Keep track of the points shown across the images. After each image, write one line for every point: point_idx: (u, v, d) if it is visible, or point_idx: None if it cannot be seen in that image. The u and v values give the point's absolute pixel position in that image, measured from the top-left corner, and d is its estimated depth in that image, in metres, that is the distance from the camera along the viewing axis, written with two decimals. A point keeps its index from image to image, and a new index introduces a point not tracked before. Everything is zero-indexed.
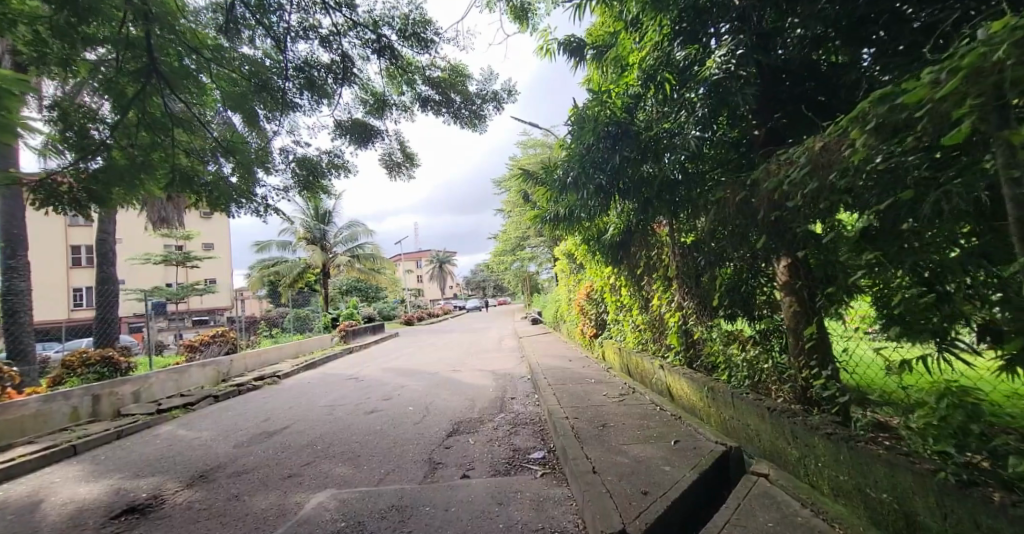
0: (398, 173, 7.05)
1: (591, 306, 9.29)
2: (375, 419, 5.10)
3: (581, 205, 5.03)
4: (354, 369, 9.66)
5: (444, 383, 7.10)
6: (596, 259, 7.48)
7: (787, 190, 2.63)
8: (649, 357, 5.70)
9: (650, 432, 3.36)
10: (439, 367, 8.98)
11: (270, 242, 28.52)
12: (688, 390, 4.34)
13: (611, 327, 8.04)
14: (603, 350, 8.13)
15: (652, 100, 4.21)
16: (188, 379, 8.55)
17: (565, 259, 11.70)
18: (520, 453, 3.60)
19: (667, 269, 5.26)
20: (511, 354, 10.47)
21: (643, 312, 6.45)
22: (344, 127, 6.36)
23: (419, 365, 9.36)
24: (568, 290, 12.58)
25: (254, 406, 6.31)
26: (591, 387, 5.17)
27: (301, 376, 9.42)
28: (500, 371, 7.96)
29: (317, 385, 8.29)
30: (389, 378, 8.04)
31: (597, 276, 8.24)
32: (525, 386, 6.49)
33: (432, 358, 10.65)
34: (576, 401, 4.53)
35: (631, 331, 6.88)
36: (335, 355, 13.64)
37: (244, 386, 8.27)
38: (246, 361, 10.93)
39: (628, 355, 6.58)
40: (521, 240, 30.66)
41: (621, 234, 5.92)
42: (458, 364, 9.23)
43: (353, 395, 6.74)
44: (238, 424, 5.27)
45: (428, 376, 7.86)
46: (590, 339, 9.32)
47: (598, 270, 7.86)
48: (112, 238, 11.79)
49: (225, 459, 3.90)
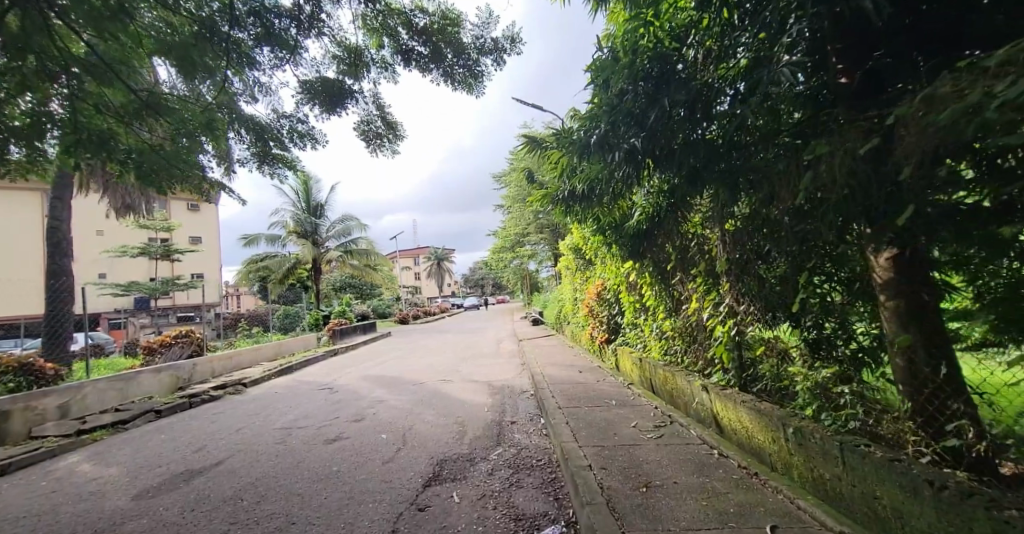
0: (378, 147, 5.95)
1: (603, 307, 8.16)
2: (333, 452, 4.00)
3: (603, 180, 3.91)
4: (332, 376, 8.57)
5: (429, 398, 5.99)
6: (612, 252, 6.34)
7: (995, 118, 1.49)
8: (686, 374, 4.59)
9: (724, 507, 2.22)
10: (427, 375, 7.90)
11: (259, 236, 27.43)
12: (751, 423, 3.22)
13: (628, 332, 6.96)
14: (620, 359, 7.02)
15: (705, 33, 3.08)
16: (137, 387, 7.46)
17: (573, 255, 10.53)
18: (525, 526, 2.48)
19: (711, 265, 4.14)
20: (511, 360, 9.38)
21: (672, 317, 5.34)
22: (312, 88, 5.21)
23: (406, 373, 8.25)
24: (575, 289, 11.43)
25: (196, 427, 5.21)
26: (616, 414, 4.05)
27: (271, 383, 8.33)
28: (497, 383, 6.84)
29: (284, 396, 7.20)
30: (368, 390, 6.92)
31: (612, 272, 7.10)
32: (526, 405, 5.40)
33: (422, 364, 9.53)
34: (598, 439, 3.39)
35: (656, 339, 5.79)
36: (317, 359, 12.50)
37: (200, 397, 7.17)
38: (212, 365, 9.80)
39: (653, 367, 5.49)
40: (520, 236, 29.57)
41: (648, 221, 4.81)
42: (450, 372, 8.12)
43: (320, 412, 5.62)
44: (160, 456, 4.16)
45: (412, 388, 6.75)
46: (602, 345, 8.20)
47: (614, 265, 6.74)
48: (66, 226, 10.70)
49: (105, 524, 2.77)
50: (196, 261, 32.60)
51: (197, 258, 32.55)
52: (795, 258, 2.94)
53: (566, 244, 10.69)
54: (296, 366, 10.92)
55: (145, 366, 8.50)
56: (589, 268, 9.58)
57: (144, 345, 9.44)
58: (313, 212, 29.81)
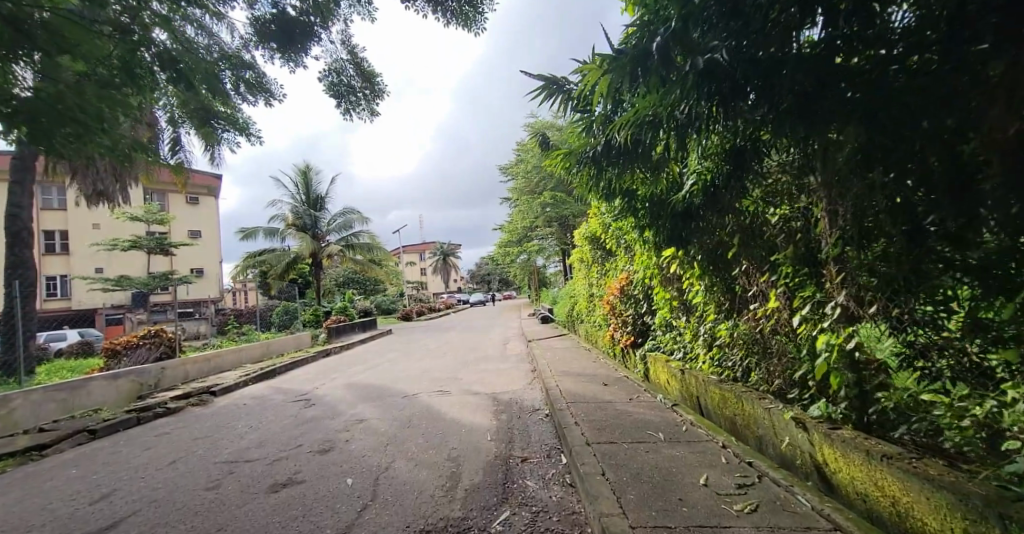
0: (350, 108, 4.85)
1: (628, 306, 6.99)
2: (272, 509, 2.86)
3: (656, 121, 2.69)
4: (314, 384, 7.50)
5: (418, 419, 4.84)
6: (648, 237, 5.12)
7: None
8: (762, 399, 3.35)
9: None
10: (421, 385, 6.80)
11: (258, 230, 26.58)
12: (910, 498, 1.97)
13: (665, 336, 5.78)
14: (652, 367, 5.85)
15: None
16: (84, 397, 6.39)
17: (591, 244, 9.42)
18: None
19: (808, 248, 2.88)
20: (518, 365, 8.25)
21: (731, 320, 4.10)
22: (265, 21, 4.06)
23: (398, 382, 7.15)
24: (591, 284, 10.27)
25: (122, 458, 4.12)
26: (673, 462, 2.83)
27: (244, 392, 7.26)
28: (502, 398, 5.71)
29: (252, 410, 6.12)
30: (349, 405, 5.80)
31: (643, 261, 5.92)
32: (539, 431, 4.25)
33: (418, 370, 8.41)
34: (657, 514, 2.18)
35: (707, 348, 4.59)
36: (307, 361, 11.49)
37: (154, 410, 6.09)
38: (185, 368, 8.81)
39: (704, 382, 4.28)
40: (528, 230, 28.43)
41: (704, 193, 3.61)
42: (449, 381, 7.01)
43: (281, 437, 4.51)
44: (44, 509, 3.06)
45: (400, 403, 5.64)
46: (628, 348, 7.04)
47: (647, 254, 5.56)
48: (27, 215, 9.67)
49: None
50: (196, 256, 31.84)
51: (196, 252, 31.79)
52: (1004, 235, 1.67)
53: (582, 233, 9.56)
54: (281, 369, 9.89)
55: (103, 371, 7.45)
56: (610, 259, 8.41)
57: (108, 346, 8.41)
58: (314, 205, 28.91)
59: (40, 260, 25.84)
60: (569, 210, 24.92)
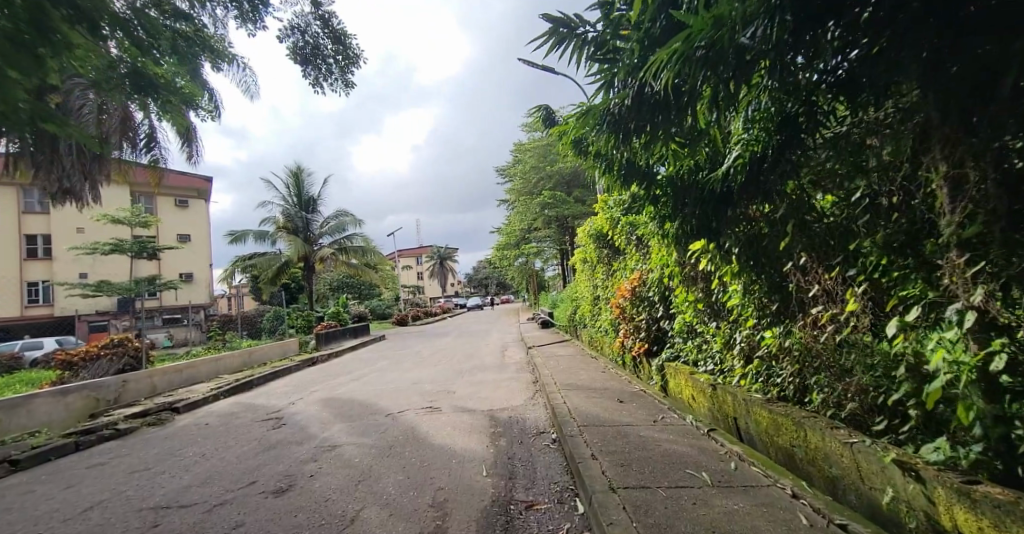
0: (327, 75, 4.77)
1: (642, 308, 6.27)
2: None
3: (710, 55, 1.99)
4: (290, 401, 6.73)
5: (400, 446, 4.09)
6: (671, 228, 4.40)
7: None
8: (835, 428, 2.59)
9: None
10: (408, 401, 6.07)
11: (247, 233, 25.87)
12: None
13: (687, 344, 5.08)
14: (673, 379, 5.12)
15: None
16: (24, 417, 5.57)
17: (597, 242, 8.70)
18: None
19: (908, 230, 2.15)
20: (517, 376, 7.53)
21: (779, 325, 3.37)
22: None
23: (383, 398, 6.38)
24: (596, 286, 9.53)
25: (32, 501, 3.34)
26: (734, 523, 2.08)
27: (211, 410, 6.49)
28: (500, 418, 4.98)
29: (214, 431, 5.36)
30: (324, 426, 5.04)
31: (663, 257, 5.20)
32: (544, 462, 3.52)
33: (407, 382, 7.64)
34: None
35: (745, 359, 3.85)
36: (290, 371, 10.69)
37: (101, 432, 5.29)
38: (153, 380, 8.04)
39: (745, 402, 3.54)
40: (526, 232, 27.73)
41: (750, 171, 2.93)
42: (440, 395, 6.28)
43: (234, 469, 3.74)
44: None
45: (382, 425, 4.91)
46: (642, 356, 6.31)
47: (668, 249, 4.85)
48: None
49: None
50: (184, 261, 30.95)
51: (185, 257, 30.90)
52: None
53: (588, 230, 8.91)
54: (259, 380, 9.11)
55: (53, 387, 6.64)
56: (618, 259, 7.74)
57: (64, 358, 7.60)
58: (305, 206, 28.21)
59: (21, 265, 24.93)
60: (568, 212, 24.27)
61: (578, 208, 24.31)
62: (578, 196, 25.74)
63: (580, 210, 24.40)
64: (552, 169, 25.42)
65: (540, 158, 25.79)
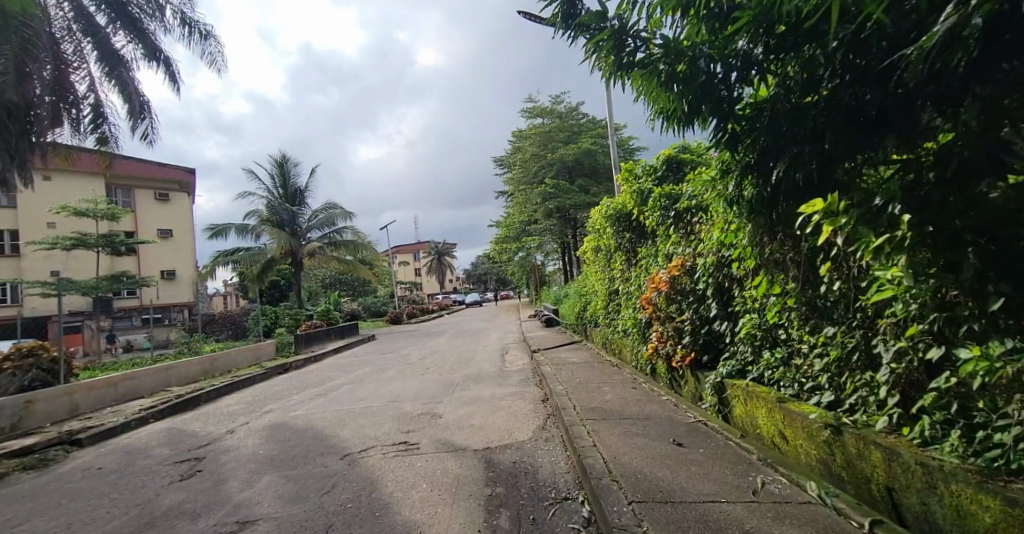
0: None
1: (687, 304, 4.86)
2: None
3: None
4: (228, 429, 5.24)
5: (339, 530, 2.60)
6: (757, 185, 2.95)
7: None
8: None
9: None
10: (377, 431, 4.60)
11: (228, 227, 24.50)
12: None
13: (765, 357, 3.66)
14: (747, 407, 3.65)
15: None
16: None
17: (617, 224, 7.37)
18: None
19: None
20: (520, 391, 6.06)
21: (1000, 337, 1.87)
22: None
23: (347, 426, 4.90)
24: (614, 279, 8.11)
25: None
26: None
27: (120, 443, 4.98)
28: (498, 464, 3.52)
29: (101, 481, 3.87)
30: (249, 478, 3.57)
31: (728, 233, 3.78)
32: None
33: (384, 400, 6.16)
34: None
35: (898, 391, 2.34)
36: (254, 381, 9.21)
37: None
38: (71, 399, 6.57)
39: (920, 471, 2.03)
40: (525, 225, 26.24)
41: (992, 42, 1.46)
42: (420, 422, 4.81)
43: None
44: None
45: (328, 479, 3.42)
46: (687, 368, 4.89)
47: (741, 221, 3.41)
48: None
49: None
50: (165, 258, 29.43)
51: (166, 254, 29.39)
52: None
53: (605, 211, 7.64)
54: (210, 394, 7.65)
55: None
56: (644, 244, 6.42)
57: None
58: (291, 198, 26.89)
59: None
60: (569, 202, 22.85)
61: (580, 198, 22.89)
62: (581, 186, 24.29)
63: (582, 200, 23.01)
64: (552, 157, 24.04)
65: (541, 147, 25.00)
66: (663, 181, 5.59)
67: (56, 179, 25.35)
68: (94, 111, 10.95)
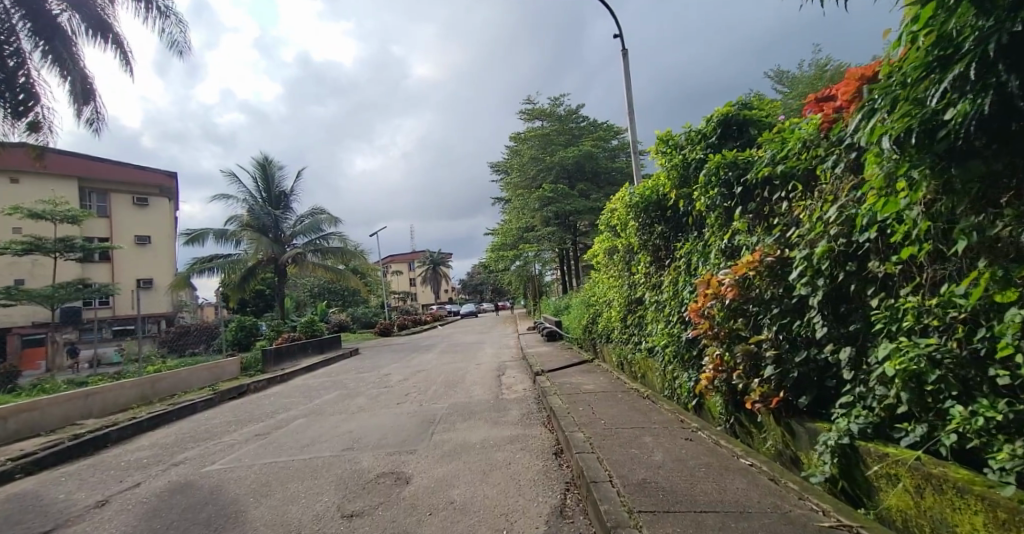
0: None
1: (769, 319, 3.37)
2: None
3: None
4: (98, 501, 3.65)
5: None
6: (1010, 86, 1.47)
7: None
8: None
9: None
10: (302, 512, 3.05)
11: (206, 232, 22.99)
12: None
13: (952, 416, 2.09)
14: (924, 503, 2.08)
15: None
16: None
17: (646, 214, 5.90)
18: None
19: None
20: (520, 436, 4.52)
21: None
22: None
23: (263, 502, 3.30)
24: (637, 286, 6.61)
25: None
26: None
27: None
28: None
29: None
30: None
31: (871, 203, 2.30)
32: None
33: (336, 447, 4.60)
34: None
35: None
36: (197, 409, 7.62)
37: None
38: None
39: None
40: (524, 232, 24.85)
41: None
42: (371, 496, 3.26)
43: None
44: None
45: None
46: (768, 414, 3.37)
47: (917, 175, 1.94)
48: None
49: None
50: (141, 266, 27.75)
51: (141, 261, 27.72)
52: None
53: (629, 198, 6.26)
54: (126, 432, 6.04)
55: None
56: (685, 239, 5.01)
57: None
58: (274, 203, 25.43)
59: None
60: (570, 207, 21.48)
61: (581, 203, 21.47)
62: (582, 191, 22.87)
63: (583, 204, 21.58)
64: (551, 160, 22.64)
65: (539, 151, 23.68)
66: (719, 150, 4.16)
67: (24, 181, 23.96)
68: (29, 93, 9.22)
